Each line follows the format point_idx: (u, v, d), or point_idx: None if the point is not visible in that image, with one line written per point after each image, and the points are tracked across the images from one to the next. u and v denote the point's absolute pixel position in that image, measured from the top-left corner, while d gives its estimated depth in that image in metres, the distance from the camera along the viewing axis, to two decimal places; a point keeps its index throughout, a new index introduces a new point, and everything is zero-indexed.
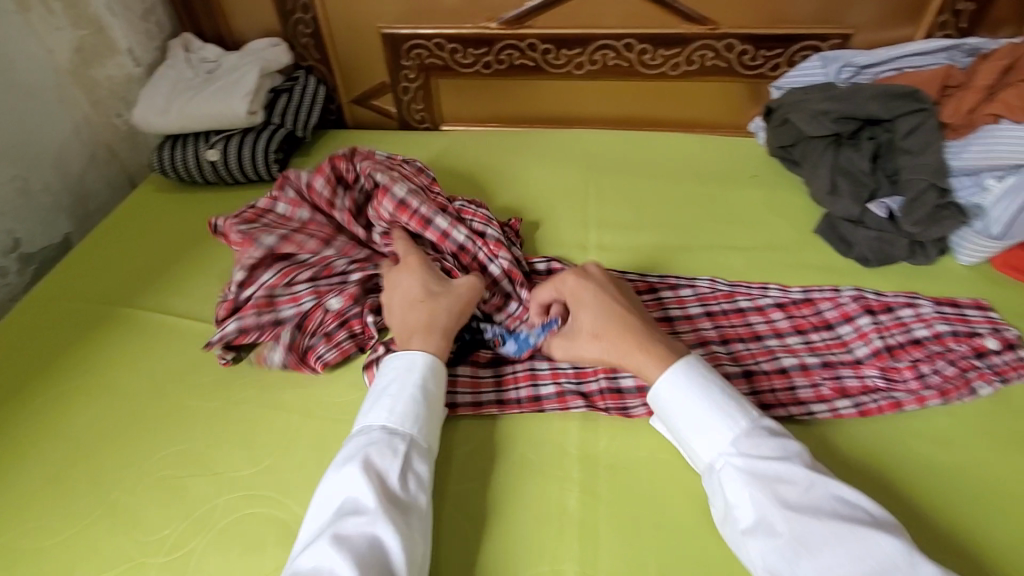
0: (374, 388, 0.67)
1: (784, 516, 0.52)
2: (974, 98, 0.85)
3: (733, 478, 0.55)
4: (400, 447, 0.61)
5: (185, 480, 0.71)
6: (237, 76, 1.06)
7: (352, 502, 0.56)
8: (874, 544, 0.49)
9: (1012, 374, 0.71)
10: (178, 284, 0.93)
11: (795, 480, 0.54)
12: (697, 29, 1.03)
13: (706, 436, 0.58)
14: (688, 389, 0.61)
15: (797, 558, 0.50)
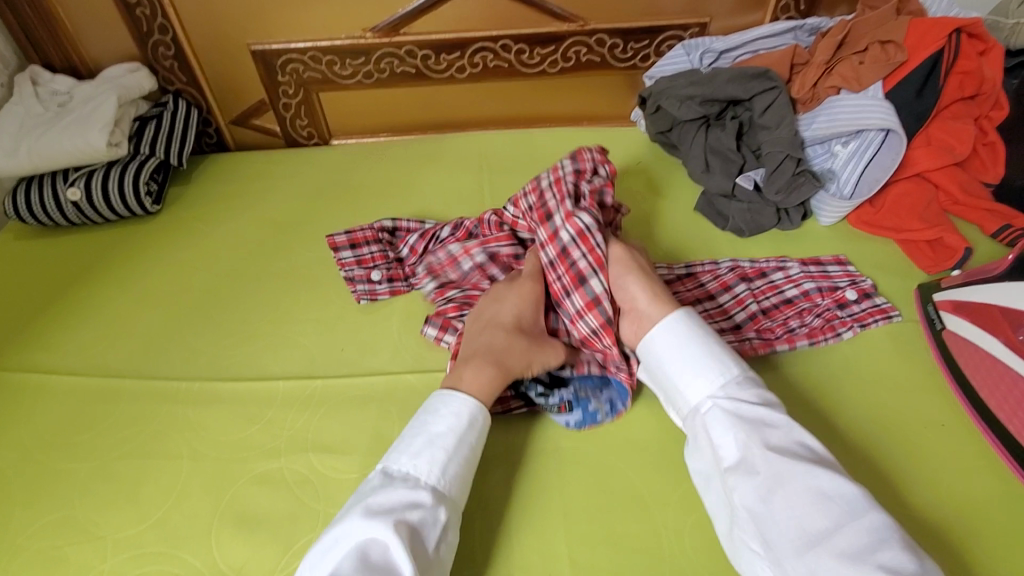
0: (424, 430, 0.60)
1: (761, 454, 0.54)
2: (816, 73, 0.94)
3: (721, 418, 0.57)
4: (443, 515, 0.55)
5: (63, 551, 0.62)
6: (93, 107, 0.99)
7: (381, 562, 0.51)
8: (834, 483, 0.52)
9: (869, 320, 0.78)
10: (43, 338, 0.84)
11: (776, 425, 0.56)
12: (568, 27, 1.05)
13: (695, 380, 0.60)
14: (677, 338, 0.63)
15: (770, 493, 0.52)
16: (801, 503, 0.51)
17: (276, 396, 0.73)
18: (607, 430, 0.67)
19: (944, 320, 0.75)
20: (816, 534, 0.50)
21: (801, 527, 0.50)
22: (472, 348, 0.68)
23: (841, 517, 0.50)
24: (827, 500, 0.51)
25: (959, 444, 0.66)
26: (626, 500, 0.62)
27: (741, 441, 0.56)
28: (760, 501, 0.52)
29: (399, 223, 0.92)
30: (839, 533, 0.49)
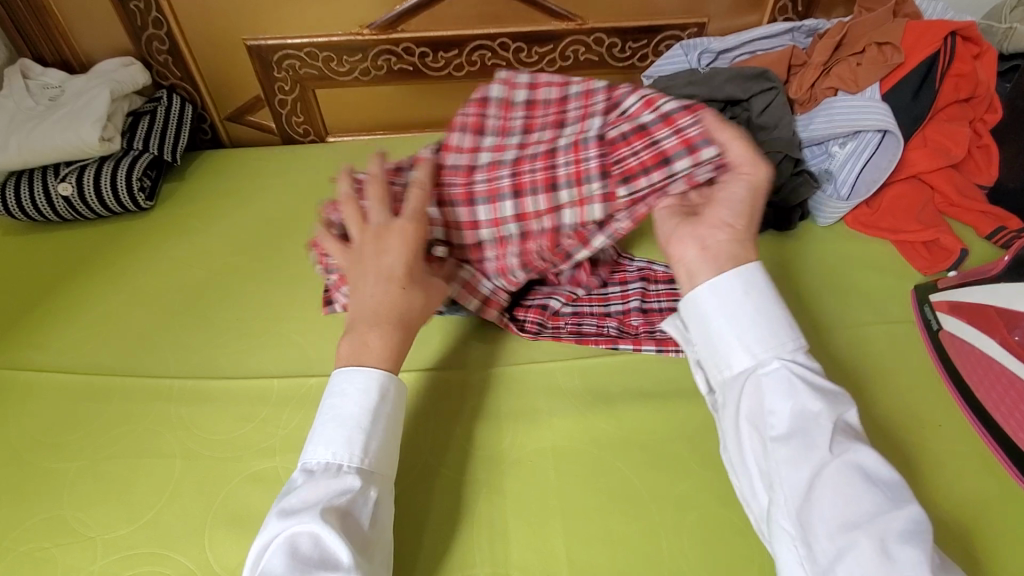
0: (332, 412, 0.57)
1: (824, 426, 0.49)
2: (813, 74, 0.94)
3: (784, 382, 0.52)
4: (372, 494, 0.54)
5: (51, 552, 0.61)
6: (86, 101, 0.98)
7: (314, 552, 0.49)
8: (879, 465, 0.48)
9: None
10: (31, 335, 0.82)
11: (839, 402, 0.51)
12: (566, 26, 1.05)
13: (763, 337, 0.54)
14: (745, 294, 0.55)
15: (822, 467, 0.48)
16: (853, 482, 0.47)
17: (270, 395, 0.72)
18: (605, 430, 0.67)
19: (941, 321, 0.75)
20: (856, 517, 0.46)
21: (845, 505, 0.46)
22: (359, 309, 0.60)
23: (886, 503, 0.46)
24: (875, 486, 0.47)
25: (956, 444, 0.66)
26: (625, 500, 0.61)
27: (801, 408, 0.51)
28: (812, 471, 0.48)
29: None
30: (885, 518, 0.45)
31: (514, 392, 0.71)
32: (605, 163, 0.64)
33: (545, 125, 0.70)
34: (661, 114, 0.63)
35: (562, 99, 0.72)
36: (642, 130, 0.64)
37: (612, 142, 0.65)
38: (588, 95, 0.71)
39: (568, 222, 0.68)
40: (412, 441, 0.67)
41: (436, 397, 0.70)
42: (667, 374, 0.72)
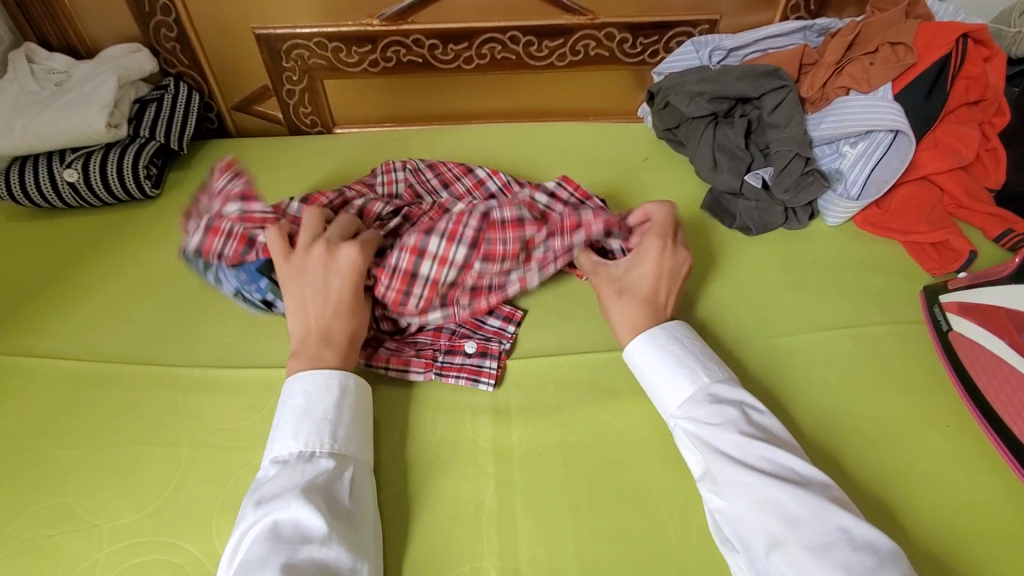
0: (291, 407, 0.59)
1: (719, 467, 0.54)
2: (825, 73, 0.93)
3: (681, 437, 0.59)
4: (347, 474, 0.57)
5: (56, 538, 0.61)
6: (92, 86, 0.97)
7: (296, 530, 0.51)
8: (789, 493, 0.51)
9: (451, 373, 0.71)
10: (35, 321, 0.82)
11: (734, 438, 0.55)
12: (578, 20, 1.05)
13: (666, 395, 0.62)
14: (651, 355, 0.63)
15: (730, 503, 0.53)
16: (759, 512, 0.51)
17: (278, 385, 0.72)
18: (614, 425, 0.67)
19: (951, 321, 0.75)
20: (774, 537, 0.50)
21: (759, 534, 0.50)
22: (308, 329, 0.66)
23: (793, 524, 0.49)
24: (782, 510, 0.50)
25: (962, 445, 0.67)
26: (634, 495, 0.61)
27: (700, 455, 0.56)
28: (725, 509, 0.53)
29: (439, 164, 0.92)
30: (793, 538, 0.49)
31: (523, 386, 0.71)
32: (481, 235, 0.73)
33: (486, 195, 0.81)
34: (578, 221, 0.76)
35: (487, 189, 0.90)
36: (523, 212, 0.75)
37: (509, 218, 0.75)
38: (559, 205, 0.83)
39: (424, 275, 0.71)
40: (421, 432, 0.67)
41: (443, 390, 0.70)
42: None
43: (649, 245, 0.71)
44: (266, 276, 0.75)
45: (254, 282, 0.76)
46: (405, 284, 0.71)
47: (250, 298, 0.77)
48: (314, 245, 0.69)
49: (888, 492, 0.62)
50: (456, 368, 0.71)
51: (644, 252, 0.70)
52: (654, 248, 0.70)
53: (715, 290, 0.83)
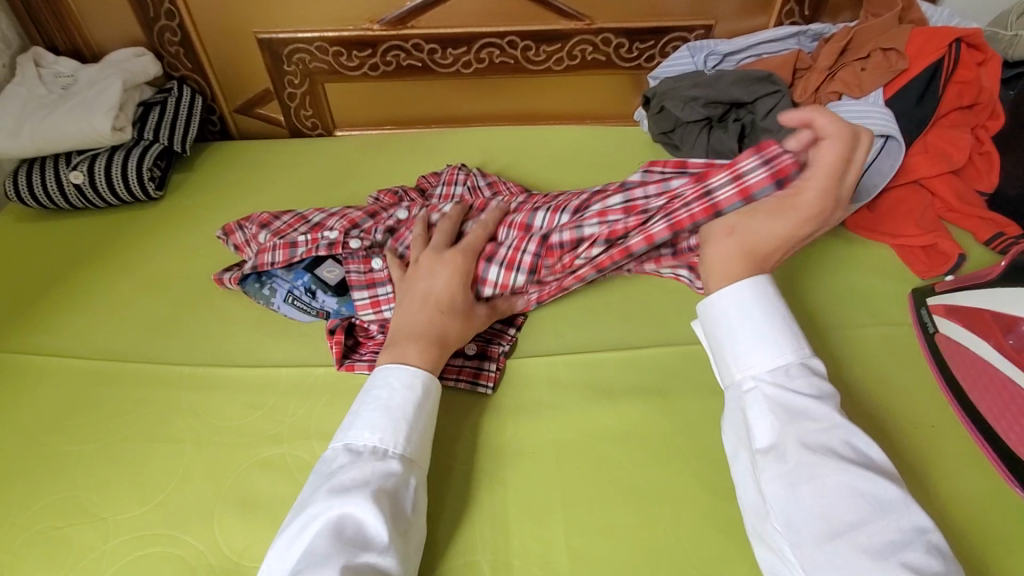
0: (376, 400, 0.60)
1: (802, 443, 0.52)
2: (818, 78, 0.95)
3: (762, 402, 0.56)
4: (412, 479, 0.57)
5: (66, 531, 0.63)
6: (98, 90, 0.99)
7: (357, 531, 0.52)
8: (872, 483, 0.49)
9: (450, 376, 0.72)
10: (44, 320, 0.84)
11: (825, 418, 0.53)
12: (575, 26, 1.06)
13: (751, 357, 0.58)
14: (744, 312, 0.59)
15: (802, 481, 0.51)
16: (833, 496, 0.50)
17: (279, 383, 0.74)
18: (606, 424, 0.68)
19: (937, 324, 0.77)
20: (838, 524, 0.49)
21: (824, 517, 0.49)
22: (405, 327, 0.68)
23: (868, 512, 0.48)
24: (860, 497, 0.49)
25: (948, 445, 0.68)
26: (623, 492, 0.63)
27: (779, 425, 0.54)
28: (790, 486, 0.51)
29: (492, 177, 0.95)
30: (862, 526, 0.48)
31: (519, 385, 0.72)
32: (538, 262, 0.74)
33: (566, 211, 0.76)
34: (667, 199, 0.70)
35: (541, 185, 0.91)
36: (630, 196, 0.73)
37: (576, 231, 0.72)
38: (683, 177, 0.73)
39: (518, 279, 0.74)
40: None
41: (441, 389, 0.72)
42: (668, 370, 0.73)
43: (808, 201, 0.59)
44: (309, 272, 0.80)
45: (301, 281, 0.80)
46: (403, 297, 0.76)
47: (300, 302, 0.80)
48: (424, 256, 0.74)
49: None
50: (451, 368, 0.73)
51: (802, 199, 0.59)
52: (815, 197, 0.59)
53: None
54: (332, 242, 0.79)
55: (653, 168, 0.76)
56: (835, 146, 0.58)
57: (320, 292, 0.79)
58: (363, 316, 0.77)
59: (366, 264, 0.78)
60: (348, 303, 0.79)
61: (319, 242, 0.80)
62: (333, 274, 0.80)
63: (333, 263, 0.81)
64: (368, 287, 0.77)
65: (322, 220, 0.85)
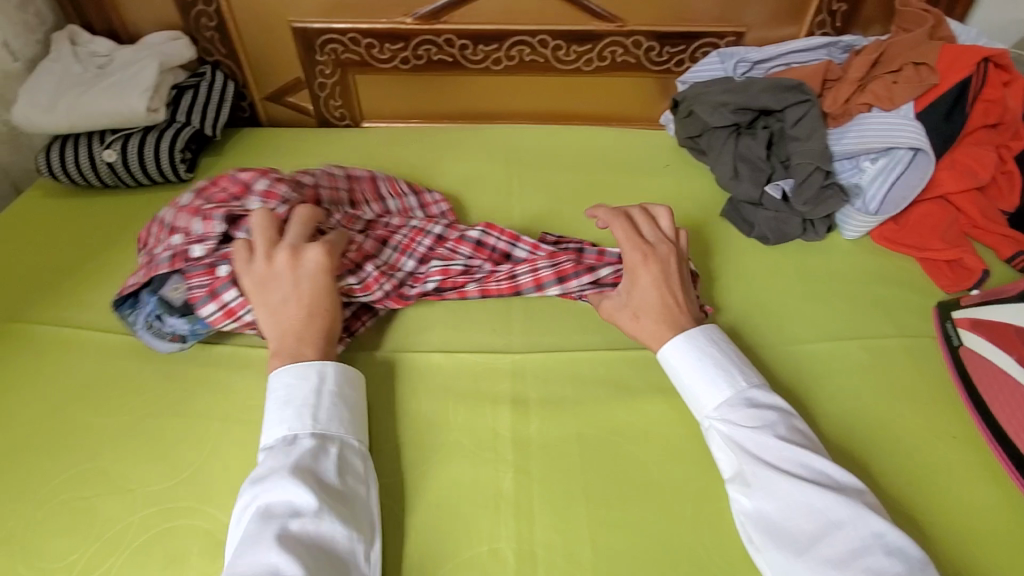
0: (276, 397, 0.62)
1: (754, 468, 0.56)
2: (849, 89, 0.95)
3: (717, 439, 0.61)
4: (332, 450, 0.59)
5: (92, 501, 0.64)
6: (134, 71, 1.00)
7: (287, 506, 0.54)
8: (824, 498, 0.53)
9: (358, 326, 0.77)
10: (74, 294, 0.85)
11: (773, 443, 0.57)
12: (607, 27, 1.07)
13: (700, 398, 0.63)
14: (687, 359, 0.65)
15: (764, 503, 0.55)
16: (792, 514, 0.53)
17: None
18: (631, 420, 0.69)
19: (962, 337, 0.77)
20: (801, 540, 0.52)
21: (789, 534, 0.53)
22: (278, 335, 0.66)
23: (828, 528, 0.52)
24: (815, 513, 0.53)
25: (970, 457, 0.68)
26: (647, 488, 0.63)
27: (735, 457, 0.58)
28: (756, 509, 0.55)
29: (349, 167, 0.93)
30: (825, 541, 0.51)
31: (542, 379, 0.73)
32: (390, 297, 0.78)
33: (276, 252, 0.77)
34: (535, 279, 0.80)
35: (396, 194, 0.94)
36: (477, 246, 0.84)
37: (422, 258, 0.83)
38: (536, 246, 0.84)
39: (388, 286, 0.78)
40: (444, 419, 0.69)
41: (464, 378, 0.73)
42: None
43: (645, 284, 0.71)
44: (156, 294, 0.74)
45: (149, 307, 0.74)
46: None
47: (157, 329, 0.74)
48: (280, 251, 0.70)
49: (896, 499, 0.64)
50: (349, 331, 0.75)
51: (637, 268, 0.72)
52: (646, 262, 0.72)
53: (732, 296, 0.85)
54: (175, 253, 0.74)
55: (490, 233, 0.85)
56: (620, 224, 0.76)
57: (167, 316, 0.73)
58: (223, 326, 0.73)
59: (213, 274, 0.72)
60: (199, 321, 0.73)
61: (167, 254, 0.75)
62: (177, 293, 0.73)
63: (179, 278, 0.73)
64: (212, 299, 0.72)
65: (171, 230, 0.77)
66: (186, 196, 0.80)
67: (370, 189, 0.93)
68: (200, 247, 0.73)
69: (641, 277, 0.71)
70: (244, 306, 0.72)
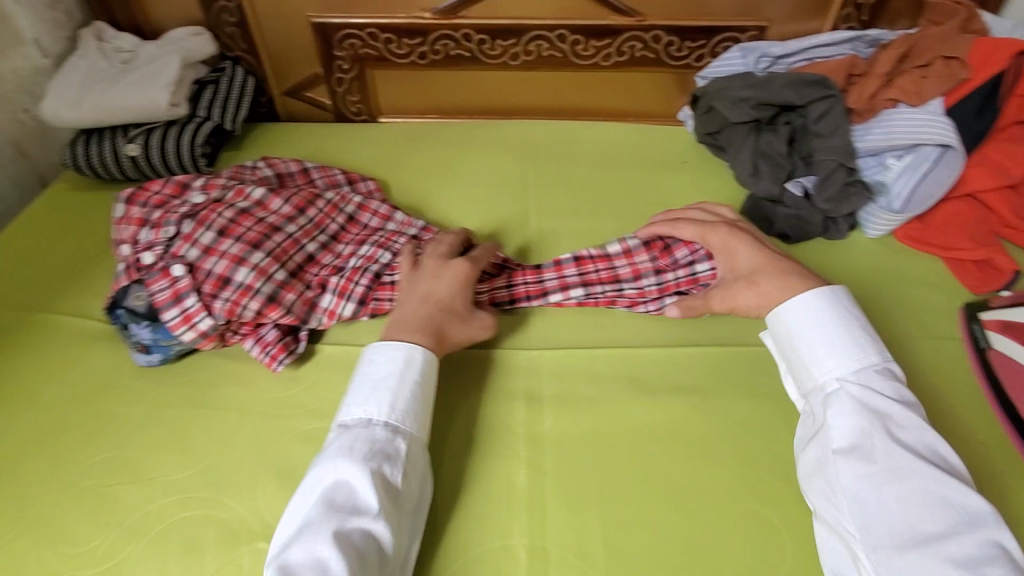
0: (365, 377, 0.63)
1: (887, 441, 0.55)
2: (874, 85, 0.92)
3: (846, 400, 0.59)
4: (403, 448, 0.58)
5: (113, 488, 0.65)
6: (156, 66, 1.02)
7: (347, 498, 0.54)
8: (961, 494, 0.52)
9: (292, 344, 0.74)
10: (96, 286, 0.87)
11: (912, 423, 0.56)
12: (626, 22, 1.06)
13: (835, 359, 0.62)
14: (821, 320, 0.64)
15: (884, 482, 0.54)
16: (913, 505, 0.52)
17: (319, 359, 0.75)
18: (646, 420, 0.68)
19: (990, 339, 0.75)
20: (923, 535, 0.51)
21: (906, 522, 0.52)
22: (405, 314, 0.69)
23: (958, 524, 0.51)
24: (946, 508, 0.51)
25: (999, 463, 0.66)
26: (661, 488, 0.62)
27: (862, 424, 0.57)
28: (868, 486, 0.54)
29: (277, 163, 0.97)
30: (952, 540, 0.50)
31: (554, 376, 0.72)
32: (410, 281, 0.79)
33: (264, 250, 0.77)
34: (561, 282, 0.80)
35: (325, 178, 0.97)
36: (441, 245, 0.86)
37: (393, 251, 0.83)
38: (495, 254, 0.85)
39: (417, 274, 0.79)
40: (457, 415, 0.69)
41: (480, 374, 0.73)
42: (711, 369, 0.72)
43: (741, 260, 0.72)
44: (121, 307, 0.75)
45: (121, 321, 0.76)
46: (245, 299, 0.73)
47: (131, 338, 0.75)
48: (432, 261, 0.75)
49: None
50: (287, 347, 0.74)
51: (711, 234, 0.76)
52: (720, 231, 0.75)
53: None
54: (130, 263, 0.77)
55: (449, 235, 0.86)
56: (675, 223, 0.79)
57: (132, 325, 0.75)
58: (181, 336, 0.73)
59: (169, 277, 0.74)
60: (162, 329, 0.74)
61: (121, 265, 0.78)
62: (139, 301, 0.75)
63: (140, 286, 0.76)
64: (176, 303, 0.73)
65: (128, 232, 0.81)
66: (118, 207, 0.85)
67: (304, 181, 0.97)
68: (150, 253, 0.77)
69: (732, 250, 0.73)
70: (201, 313, 0.72)
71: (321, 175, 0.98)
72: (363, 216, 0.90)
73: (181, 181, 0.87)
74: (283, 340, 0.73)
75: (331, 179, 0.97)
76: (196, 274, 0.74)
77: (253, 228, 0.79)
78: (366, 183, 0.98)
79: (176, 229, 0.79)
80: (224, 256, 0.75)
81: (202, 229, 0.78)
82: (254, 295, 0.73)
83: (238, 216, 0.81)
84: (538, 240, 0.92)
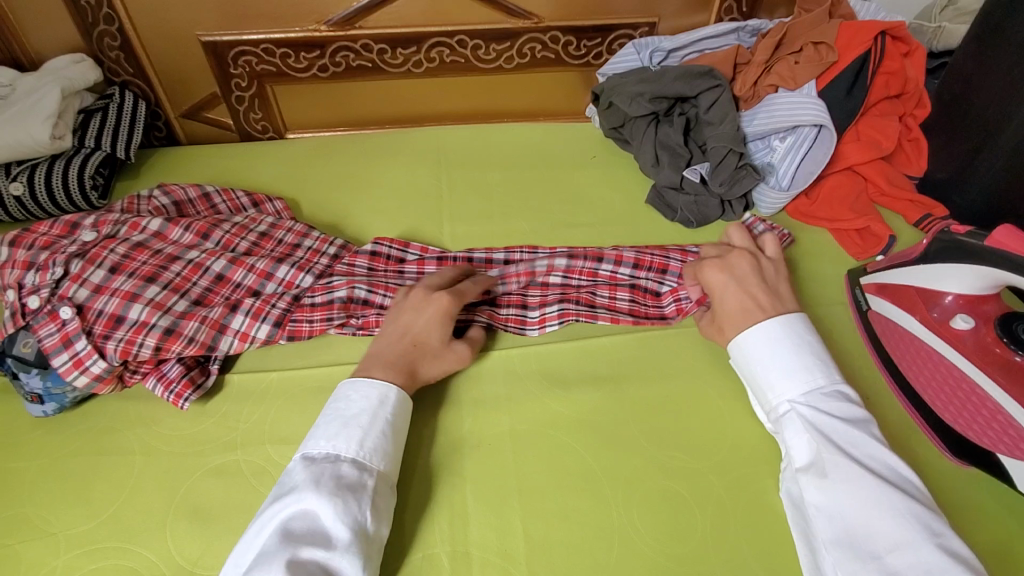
0: (337, 412, 0.61)
1: (836, 456, 0.57)
2: (755, 72, 0.99)
3: (796, 421, 0.61)
4: (369, 483, 0.57)
5: (8, 550, 0.61)
6: (35, 99, 0.95)
7: (307, 530, 0.53)
8: (909, 503, 0.53)
9: (200, 377, 0.72)
10: None
11: (858, 438, 0.58)
12: (523, 24, 1.08)
13: (783, 382, 0.63)
14: (767, 349, 0.65)
15: (841, 498, 0.55)
16: (868, 517, 0.53)
17: (229, 389, 0.73)
18: (561, 412, 0.70)
19: (870, 302, 0.81)
20: (875, 546, 0.52)
21: (863, 534, 0.53)
22: (380, 353, 0.68)
23: (909, 534, 0.52)
24: (895, 517, 0.53)
25: (882, 414, 0.72)
26: (577, 476, 0.65)
27: (815, 443, 0.59)
28: (828, 501, 0.56)
29: (175, 190, 0.93)
30: (896, 549, 0.51)
31: (471, 379, 0.73)
32: (327, 306, 0.77)
33: (161, 283, 0.76)
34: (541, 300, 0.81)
35: (234, 203, 0.95)
36: (358, 256, 0.85)
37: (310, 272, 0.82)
38: (423, 261, 0.85)
39: (337, 296, 0.78)
40: None
41: None
42: (620, 357, 0.75)
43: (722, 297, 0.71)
44: (6, 356, 0.71)
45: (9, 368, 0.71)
46: (141, 336, 0.71)
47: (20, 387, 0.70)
48: (416, 291, 0.72)
49: None
50: (194, 382, 0.71)
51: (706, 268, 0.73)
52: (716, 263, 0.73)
53: None
54: (15, 309, 0.73)
55: (380, 244, 0.87)
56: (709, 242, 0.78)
57: (20, 373, 0.70)
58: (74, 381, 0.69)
59: (57, 320, 0.71)
60: (52, 376, 0.69)
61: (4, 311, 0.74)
62: (26, 348, 0.70)
63: (27, 333, 0.71)
64: (66, 347, 0.69)
65: (9, 277, 0.76)
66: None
67: (206, 208, 0.94)
68: (35, 297, 0.73)
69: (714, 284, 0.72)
70: (93, 356, 0.69)
71: (230, 199, 0.95)
72: (274, 232, 0.87)
73: (73, 222, 0.83)
74: (188, 375, 0.71)
75: (240, 203, 0.95)
76: (85, 315, 0.72)
77: (148, 262, 0.78)
78: (274, 204, 0.95)
79: (64, 270, 0.75)
80: (116, 294, 0.73)
81: (93, 267, 0.75)
82: (150, 330, 0.71)
83: (133, 250, 0.79)
84: (452, 246, 0.93)
